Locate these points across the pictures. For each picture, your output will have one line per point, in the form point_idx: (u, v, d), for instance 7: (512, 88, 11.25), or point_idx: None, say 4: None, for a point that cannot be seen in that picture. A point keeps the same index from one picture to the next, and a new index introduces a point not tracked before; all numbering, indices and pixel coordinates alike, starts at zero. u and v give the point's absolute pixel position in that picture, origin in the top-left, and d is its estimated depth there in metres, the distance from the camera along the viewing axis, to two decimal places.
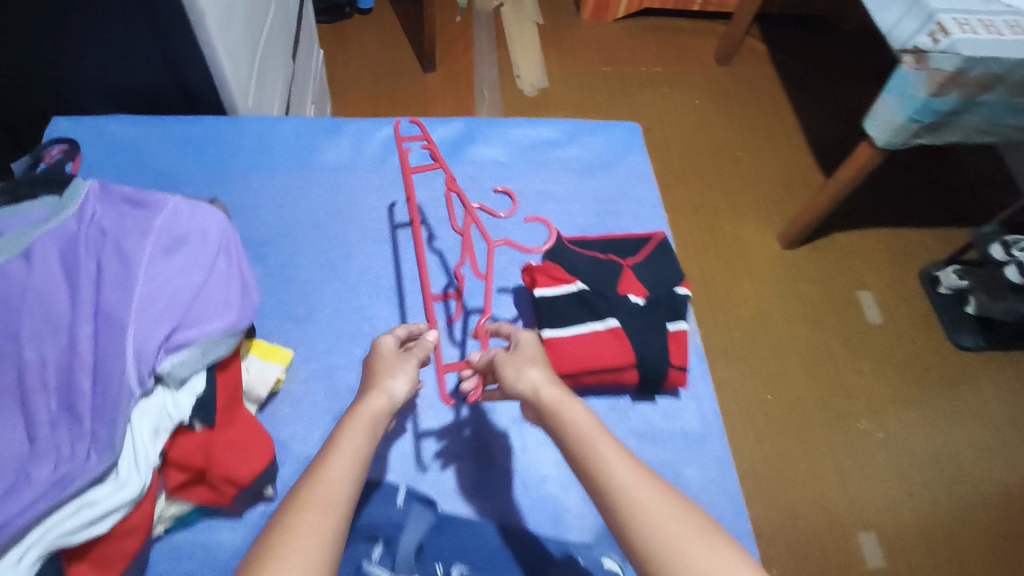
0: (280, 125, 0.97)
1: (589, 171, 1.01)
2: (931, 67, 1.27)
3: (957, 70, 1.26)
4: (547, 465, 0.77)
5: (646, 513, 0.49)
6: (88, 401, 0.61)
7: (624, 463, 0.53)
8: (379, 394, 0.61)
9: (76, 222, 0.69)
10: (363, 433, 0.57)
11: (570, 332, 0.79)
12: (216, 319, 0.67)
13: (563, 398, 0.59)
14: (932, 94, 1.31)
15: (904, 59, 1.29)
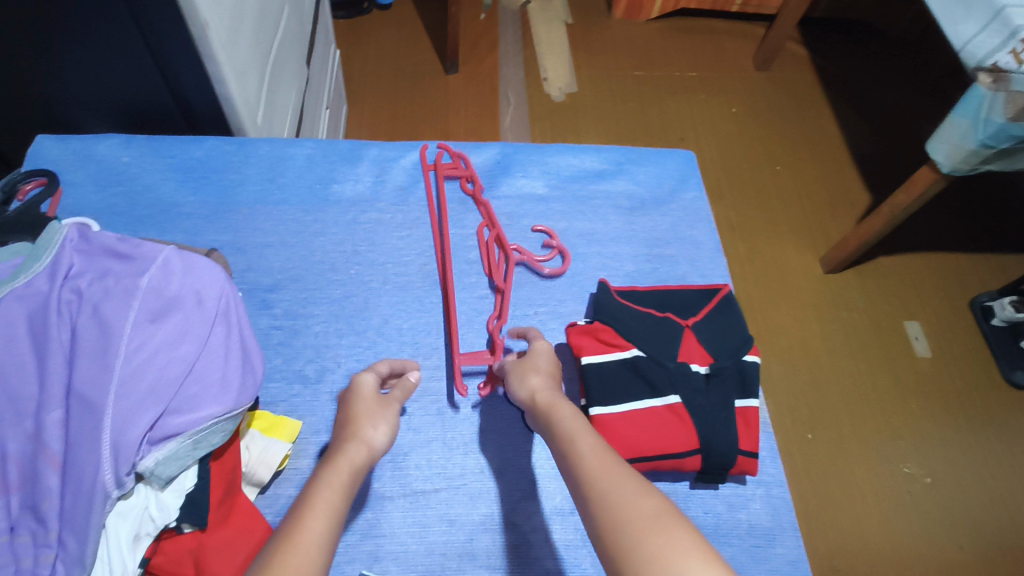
0: (293, 150, 0.87)
1: (638, 209, 0.90)
2: (1011, 88, 1.13)
3: None
4: (592, 564, 0.65)
5: (640, 517, 0.43)
6: (55, 505, 0.51)
7: (612, 473, 0.48)
8: (359, 446, 0.55)
9: (49, 283, 0.58)
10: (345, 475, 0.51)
11: (625, 410, 0.68)
12: (210, 402, 0.56)
13: (554, 405, 0.58)
14: (1010, 119, 1.13)
15: (980, 77, 1.17)
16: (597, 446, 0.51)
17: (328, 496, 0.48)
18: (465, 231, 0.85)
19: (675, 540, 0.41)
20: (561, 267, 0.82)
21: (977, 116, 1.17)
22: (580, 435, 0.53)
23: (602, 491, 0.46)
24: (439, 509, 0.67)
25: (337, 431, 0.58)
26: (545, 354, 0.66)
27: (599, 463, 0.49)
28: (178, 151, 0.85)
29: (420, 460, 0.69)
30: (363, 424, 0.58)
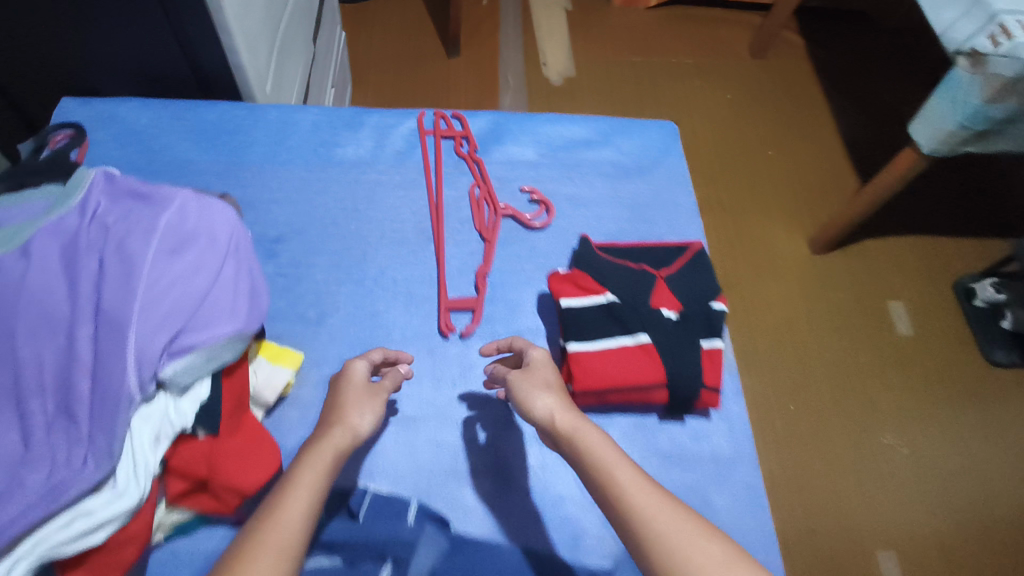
0: (300, 116, 0.93)
1: (624, 176, 0.95)
2: (988, 71, 1.20)
3: (1017, 75, 1.18)
4: (566, 483, 0.72)
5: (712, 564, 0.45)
6: (86, 405, 0.57)
7: (673, 515, 0.49)
8: (344, 430, 0.60)
9: (78, 218, 0.65)
10: (323, 465, 0.55)
11: (599, 348, 0.74)
12: (223, 323, 0.63)
13: (578, 424, 0.57)
14: (987, 101, 1.22)
15: (961, 61, 1.24)
16: (644, 482, 0.52)
17: (312, 479, 0.53)
18: (458, 192, 0.91)
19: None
20: (546, 224, 0.88)
21: (957, 99, 1.26)
22: (615, 467, 0.53)
23: (671, 536, 0.47)
24: (429, 433, 0.74)
25: (325, 415, 0.62)
26: (542, 360, 0.67)
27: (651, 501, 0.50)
28: (193, 114, 0.92)
29: (411, 392, 0.76)
30: (354, 416, 0.61)
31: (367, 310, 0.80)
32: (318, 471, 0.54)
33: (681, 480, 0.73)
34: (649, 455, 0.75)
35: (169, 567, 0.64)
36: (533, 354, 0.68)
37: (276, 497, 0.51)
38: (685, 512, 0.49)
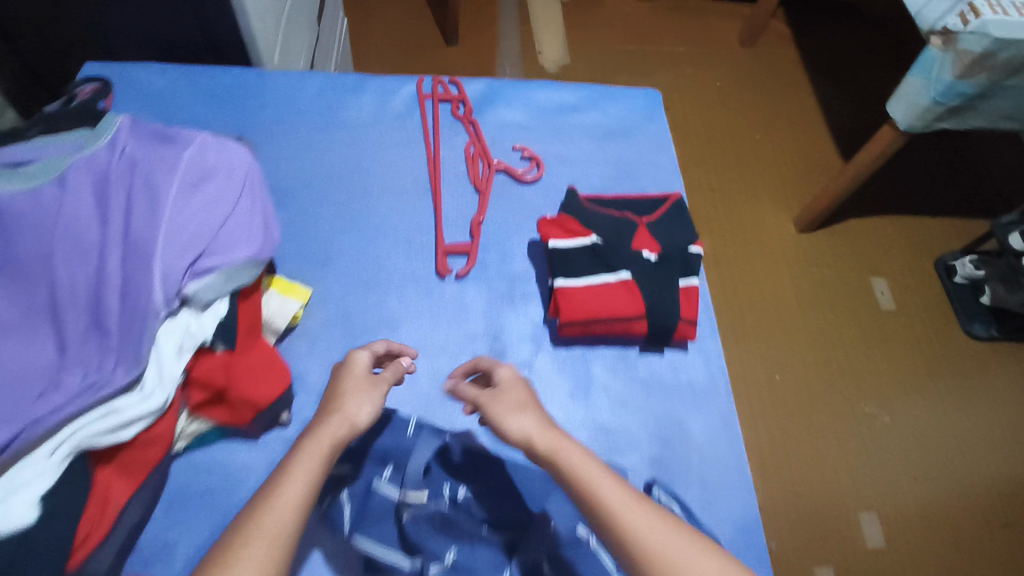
0: (306, 80, 1.00)
1: (609, 137, 1.01)
2: (959, 47, 1.24)
3: (985, 52, 1.22)
4: (554, 407, 0.78)
5: None
6: (116, 318, 0.64)
7: (666, 535, 0.53)
8: (342, 420, 0.61)
9: (108, 153, 0.71)
10: (318, 458, 0.57)
11: (583, 284, 0.81)
12: (240, 248, 0.70)
13: (558, 443, 0.60)
14: (958, 77, 1.28)
15: (932, 39, 1.28)
16: (632, 497, 0.56)
17: (308, 470, 0.55)
18: (454, 150, 0.97)
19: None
20: (536, 178, 0.95)
21: (931, 76, 1.32)
22: (604, 485, 0.56)
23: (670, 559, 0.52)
24: (427, 362, 0.80)
25: (324, 403, 0.64)
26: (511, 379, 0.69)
27: (647, 518, 0.54)
28: (205, 77, 0.97)
29: (411, 325, 0.82)
30: (352, 408, 0.63)
31: (370, 254, 0.87)
32: (316, 465, 0.56)
33: (659, 405, 0.79)
34: (630, 384, 0.81)
35: (190, 472, 0.70)
36: (501, 373, 0.70)
37: (270, 494, 0.53)
38: (680, 534, 0.54)
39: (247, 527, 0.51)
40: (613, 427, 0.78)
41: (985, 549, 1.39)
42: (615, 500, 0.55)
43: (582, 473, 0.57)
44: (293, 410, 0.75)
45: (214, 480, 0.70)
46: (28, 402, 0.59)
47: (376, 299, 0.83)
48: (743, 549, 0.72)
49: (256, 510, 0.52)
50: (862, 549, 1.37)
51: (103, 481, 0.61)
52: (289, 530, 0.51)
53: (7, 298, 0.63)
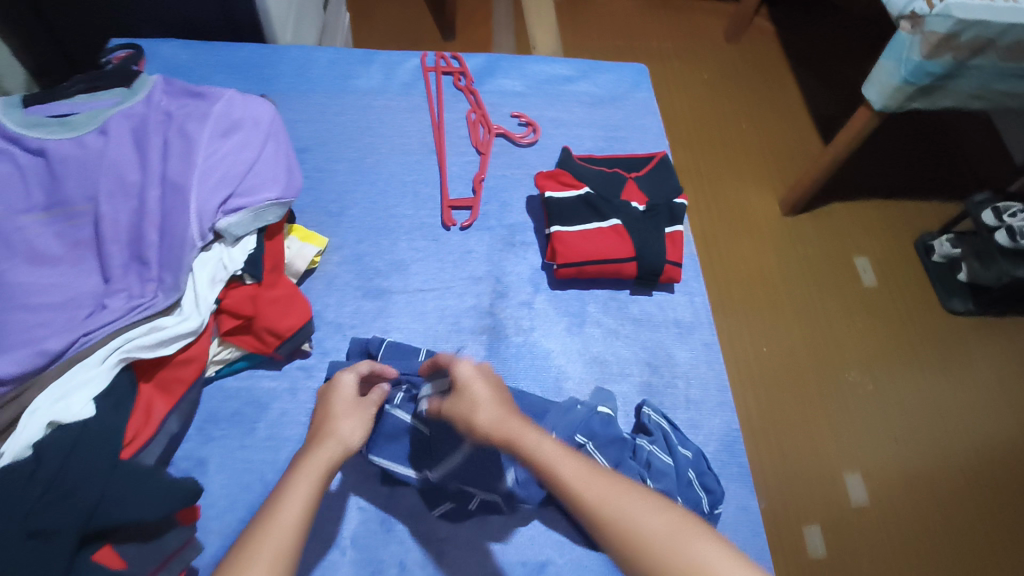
0: (318, 55, 1.07)
1: (599, 104, 1.09)
2: (926, 29, 1.26)
3: (949, 32, 1.24)
4: (553, 341, 0.85)
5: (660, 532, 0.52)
6: (155, 250, 0.70)
7: (625, 496, 0.55)
8: (335, 443, 0.63)
9: (144, 106, 0.79)
10: (314, 477, 0.58)
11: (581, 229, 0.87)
12: (266, 190, 0.77)
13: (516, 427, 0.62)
14: (926, 56, 1.29)
15: (902, 24, 1.30)
16: (585, 473, 0.58)
17: (300, 494, 0.56)
18: (456, 115, 1.05)
19: (713, 554, 0.50)
20: (534, 139, 1.03)
21: (901, 57, 1.33)
22: (560, 462, 0.59)
23: (626, 513, 0.54)
24: (436, 301, 0.87)
25: (315, 429, 0.65)
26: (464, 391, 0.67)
27: (603, 491, 0.56)
28: (223, 52, 1.04)
29: (420, 268, 0.89)
30: (343, 433, 0.64)
31: (381, 206, 0.94)
32: (306, 486, 0.57)
33: (647, 337, 0.87)
34: (622, 320, 0.88)
35: (221, 395, 0.76)
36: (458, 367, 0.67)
37: (261, 525, 0.53)
38: (641, 493, 0.56)
39: (237, 557, 0.50)
40: (604, 355, 0.85)
41: (968, 507, 1.40)
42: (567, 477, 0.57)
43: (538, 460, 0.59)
44: (315, 342, 0.81)
45: (242, 403, 0.76)
46: (79, 321, 0.65)
47: (388, 246, 0.91)
48: (726, 463, 0.80)
49: (247, 537, 0.52)
50: (847, 507, 1.38)
51: (146, 395, 0.67)
52: (290, 549, 0.52)
53: (55, 234, 0.69)
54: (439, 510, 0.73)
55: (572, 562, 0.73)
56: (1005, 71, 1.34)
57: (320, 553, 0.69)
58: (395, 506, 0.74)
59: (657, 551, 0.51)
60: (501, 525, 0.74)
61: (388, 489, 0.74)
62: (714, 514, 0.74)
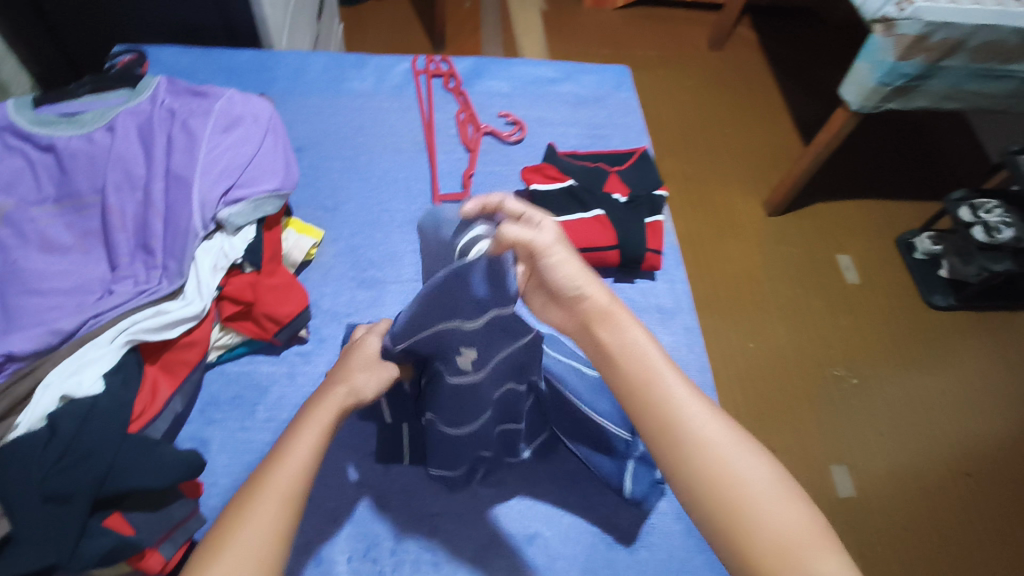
0: (313, 60, 1.12)
1: (582, 104, 1.14)
2: (898, 33, 1.24)
3: (920, 34, 1.23)
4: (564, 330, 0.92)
5: (757, 485, 0.51)
6: (160, 240, 0.74)
7: (729, 439, 0.53)
8: (347, 389, 0.65)
9: (150, 104, 0.83)
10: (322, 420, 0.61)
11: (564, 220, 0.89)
12: (265, 182, 0.82)
13: (621, 331, 0.59)
14: (900, 58, 1.29)
15: (875, 28, 1.27)
16: (701, 408, 0.55)
17: (309, 438, 0.59)
18: (446, 115, 1.09)
19: (803, 523, 0.49)
20: (520, 136, 1.07)
21: (875, 60, 1.32)
22: (665, 378, 0.57)
23: (726, 457, 0.52)
24: None
25: (332, 374, 0.68)
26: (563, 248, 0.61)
27: (716, 431, 0.54)
28: (221, 58, 1.08)
29: (412, 259, 0.93)
30: (356, 380, 0.66)
31: (374, 201, 0.98)
32: (312, 437, 0.59)
33: None
34: None
35: (222, 379, 0.80)
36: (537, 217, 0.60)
37: (272, 464, 0.56)
38: (742, 440, 0.54)
39: (251, 492, 0.54)
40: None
41: (954, 498, 1.35)
42: (681, 405, 0.55)
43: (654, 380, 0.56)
44: (311, 328, 0.85)
45: (243, 387, 0.80)
46: (89, 304, 0.69)
47: (380, 239, 0.95)
48: None
49: (260, 475, 0.56)
50: (833, 499, 1.33)
51: (150, 375, 0.71)
52: (294, 495, 0.54)
53: (65, 225, 0.74)
54: (439, 471, 0.76)
55: (560, 536, 0.75)
56: (977, 72, 1.33)
57: (319, 527, 0.73)
58: (390, 482, 0.77)
59: (757, 514, 0.49)
60: (492, 499, 0.77)
61: (383, 466, 0.78)
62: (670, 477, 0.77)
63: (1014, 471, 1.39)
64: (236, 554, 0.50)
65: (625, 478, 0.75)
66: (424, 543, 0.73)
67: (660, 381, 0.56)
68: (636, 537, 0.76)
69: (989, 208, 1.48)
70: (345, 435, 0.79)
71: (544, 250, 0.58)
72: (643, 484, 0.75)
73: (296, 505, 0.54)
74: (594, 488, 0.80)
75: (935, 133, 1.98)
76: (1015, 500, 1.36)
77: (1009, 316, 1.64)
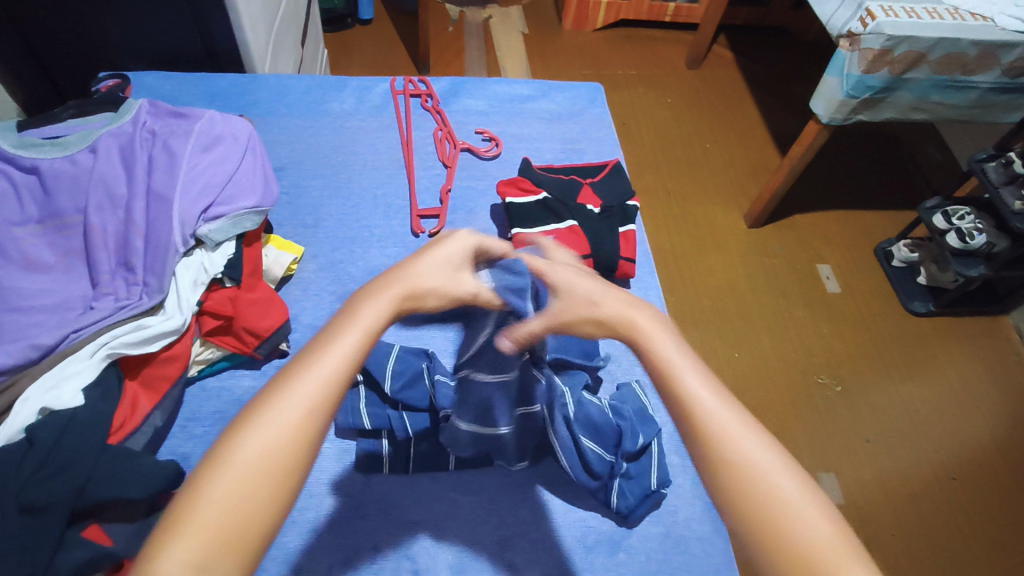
0: (294, 83, 1.15)
1: (557, 120, 1.18)
2: (862, 47, 1.27)
3: (884, 48, 1.25)
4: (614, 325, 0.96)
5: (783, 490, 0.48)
6: (141, 256, 0.76)
7: (754, 439, 0.51)
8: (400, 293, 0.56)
9: (132, 126, 0.86)
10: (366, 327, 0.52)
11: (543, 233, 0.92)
12: (244, 199, 0.84)
13: (653, 328, 0.58)
14: (865, 71, 1.30)
15: (841, 43, 1.31)
16: (734, 417, 0.52)
17: (347, 344, 0.51)
18: (424, 133, 1.12)
19: (827, 533, 0.46)
20: (496, 152, 1.10)
21: (842, 73, 1.34)
22: (685, 372, 0.55)
23: (747, 455, 0.49)
24: None
25: (397, 267, 0.59)
26: (584, 281, 0.64)
27: (752, 445, 0.50)
28: (203, 82, 1.10)
29: None
30: (418, 282, 0.57)
31: (353, 216, 1.01)
32: (350, 346, 0.51)
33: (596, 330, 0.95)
34: None
35: (202, 395, 0.80)
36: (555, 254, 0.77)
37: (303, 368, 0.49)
38: (769, 444, 0.51)
39: (271, 398, 0.47)
40: (619, 351, 0.93)
41: (940, 502, 1.34)
42: (713, 414, 0.52)
43: (680, 386, 0.54)
44: (291, 342, 0.86)
45: (223, 402, 0.80)
46: (71, 320, 0.71)
47: (360, 254, 0.97)
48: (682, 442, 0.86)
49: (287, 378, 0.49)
50: None
51: (130, 390, 0.72)
52: (321, 407, 0.48)
53: (48, 244, 0.76)
54: (467, 421, 0.76)
55: (537, 543, 0.76)
56: (942, 83, 1.34)
57: (298, 538, 0.73)
58: (370, 491, 0.78)
59: (781, 519, 0.46)
60: (471, 507, 0.78)
61: (363, 476, 0.79)
62: (660, 492, 0.79)
63: (998, 474, 1.39)
64: (238, 476, 0.44)
65: (608, 491, 0.77)
66: (404, 551, 0.74)
67: (684, 374, 0.54)
68: (615, 541, 0.77)
69: (962, 215, 1.48)
70: (326, 445, 0.81)
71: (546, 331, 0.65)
72: (631, 499, 0.77)
73: (319, 422, 0.47)
74: (572, 493, 0.81)
75: (907, 143, 2.04)
76: (1002, 504, 1.35)
77: (986, 320, 1.66)
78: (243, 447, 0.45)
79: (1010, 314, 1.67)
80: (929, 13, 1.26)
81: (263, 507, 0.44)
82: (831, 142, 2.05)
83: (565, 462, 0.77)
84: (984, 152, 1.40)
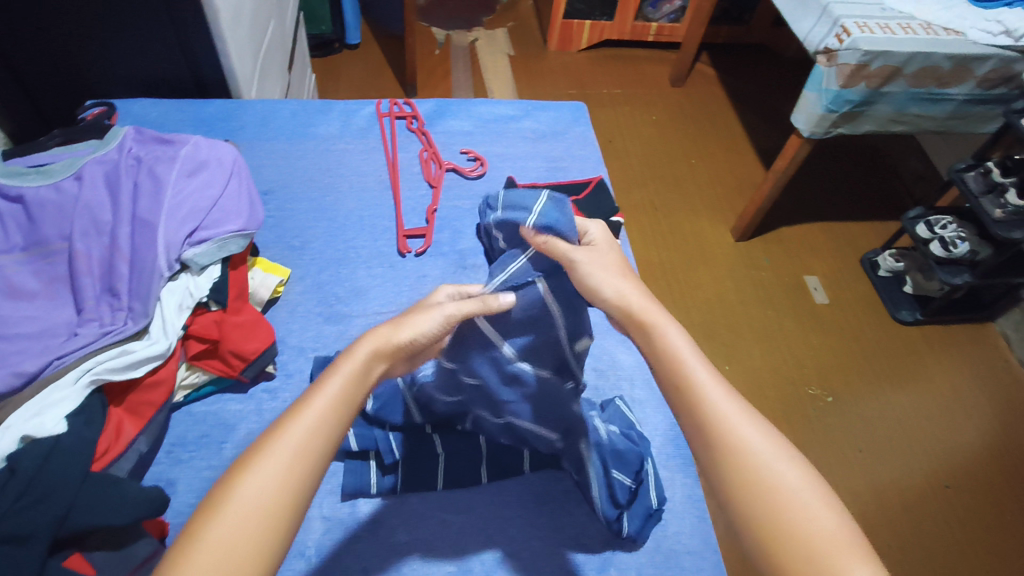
0: (280, 107, 1.16)
1: (541, 139, 1.19)
2: (839, 63, 1.29)
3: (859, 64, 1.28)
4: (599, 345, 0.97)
5: (784, 485, 0.48)
6: (126, 282, 0.76)
7: (758, 430, 0.51)
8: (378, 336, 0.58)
9: (117, 153, 0.86)
10: (352, 372, 0.54)
11: None
12: (229, 222, 0.85)
13: (654, 311, 0.61)
14: (842, 85, 1.32)
15: (818, 58, 1.33)
16: (739, 407, 0.53)
17: (333, 386, 0.52)
18: (410, 155, 1.14)
19: (829, 527, 0.46)
20: (480, 171, 1.11)
21: (820, 87, 1.36)
22: (692, 362, 0.56)
23: (752, 446, 0.50)
24: None
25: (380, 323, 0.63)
26: (615, 254, 0.70)
27: (756, 433, 0.51)
28: (191, 108, 1.11)
29: (380, 292, 0.95)
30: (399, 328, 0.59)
31: (339, 237, 1.01)
32: (334, 388, 0.52)
33: None
34: None
35: (188, 419, 0.80)
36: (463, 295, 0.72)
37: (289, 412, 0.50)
38: (773, 436, 0.51)
39: (262, 441, 0.48)
40: (609, 367, 0.94)
41: (936, 510, 1.34)
42: (715, 402, 0.53)
43: (685, 374, 0.55)
44: (278, 364, 0.86)
45: (210, 426, 0.80)
46: (54, 347, 0.70)
47: (348, 275, 0.97)
48: (670, 455, 0.86)
49: (278, 421, 0.50)
50: None
51: (115, 416, 0.71)
52: (310, 448, 0.48)
53: (32, 271, 0.76)
54: (473, 380, 0.75)
55: (527, 561, 0.75)
56: (918, 96, 1.37)
57: (285, 562, 0.72)
58: (357, 513, 0.77)
59: (783, 513, 0.47)
60: (460, 526, 0.77)
61: (350, 499, 0.78)
62: (661, 510, 0.79)
63: (991, 481, 1.39)
64: (236, 518, 0.44)
65: (621, 516, 0.76)
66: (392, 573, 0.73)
67: (689, 365, 0.56)
68: (606, 557, 0.76)
69: (944, 225, 1.50)
70: None
71: (569, 262, 0.68)
72: (636, 520, 0.77)
73: (312, 460, 0.48)
74: (562, 509, 0.80)
75: (888, 155, 2.07)
76: (995, 510, 1.35)
77: (973, 327, 1.67)
78: (239, 489, 0.45)
79: (996, 321, 1.68)
80: (903, 28, 1.28)
81: (258, 550, 0.44)
82: (814, 155, 2.08)
83: (594, 491, 0.77)
84: (963, 163, 1.42)
